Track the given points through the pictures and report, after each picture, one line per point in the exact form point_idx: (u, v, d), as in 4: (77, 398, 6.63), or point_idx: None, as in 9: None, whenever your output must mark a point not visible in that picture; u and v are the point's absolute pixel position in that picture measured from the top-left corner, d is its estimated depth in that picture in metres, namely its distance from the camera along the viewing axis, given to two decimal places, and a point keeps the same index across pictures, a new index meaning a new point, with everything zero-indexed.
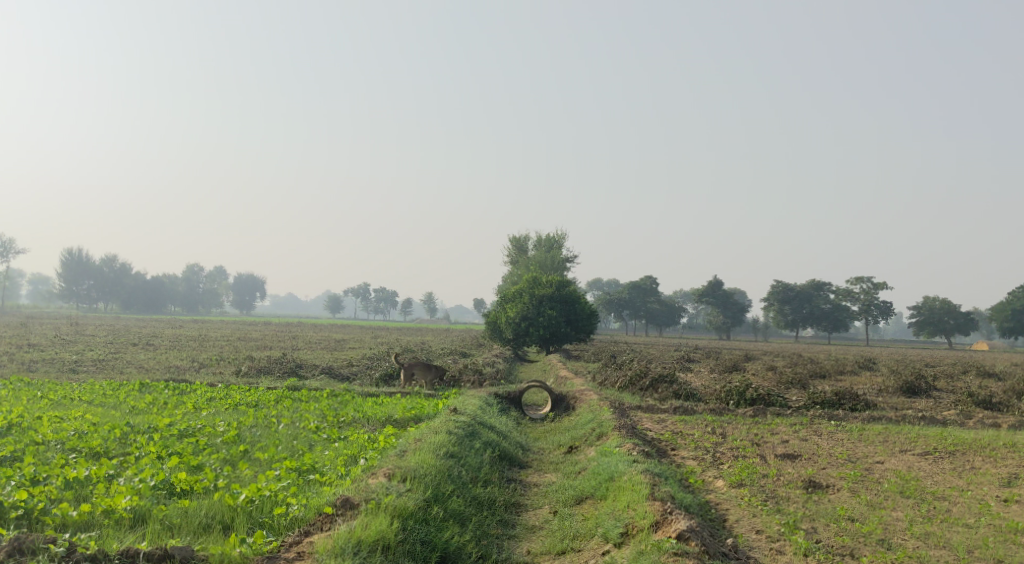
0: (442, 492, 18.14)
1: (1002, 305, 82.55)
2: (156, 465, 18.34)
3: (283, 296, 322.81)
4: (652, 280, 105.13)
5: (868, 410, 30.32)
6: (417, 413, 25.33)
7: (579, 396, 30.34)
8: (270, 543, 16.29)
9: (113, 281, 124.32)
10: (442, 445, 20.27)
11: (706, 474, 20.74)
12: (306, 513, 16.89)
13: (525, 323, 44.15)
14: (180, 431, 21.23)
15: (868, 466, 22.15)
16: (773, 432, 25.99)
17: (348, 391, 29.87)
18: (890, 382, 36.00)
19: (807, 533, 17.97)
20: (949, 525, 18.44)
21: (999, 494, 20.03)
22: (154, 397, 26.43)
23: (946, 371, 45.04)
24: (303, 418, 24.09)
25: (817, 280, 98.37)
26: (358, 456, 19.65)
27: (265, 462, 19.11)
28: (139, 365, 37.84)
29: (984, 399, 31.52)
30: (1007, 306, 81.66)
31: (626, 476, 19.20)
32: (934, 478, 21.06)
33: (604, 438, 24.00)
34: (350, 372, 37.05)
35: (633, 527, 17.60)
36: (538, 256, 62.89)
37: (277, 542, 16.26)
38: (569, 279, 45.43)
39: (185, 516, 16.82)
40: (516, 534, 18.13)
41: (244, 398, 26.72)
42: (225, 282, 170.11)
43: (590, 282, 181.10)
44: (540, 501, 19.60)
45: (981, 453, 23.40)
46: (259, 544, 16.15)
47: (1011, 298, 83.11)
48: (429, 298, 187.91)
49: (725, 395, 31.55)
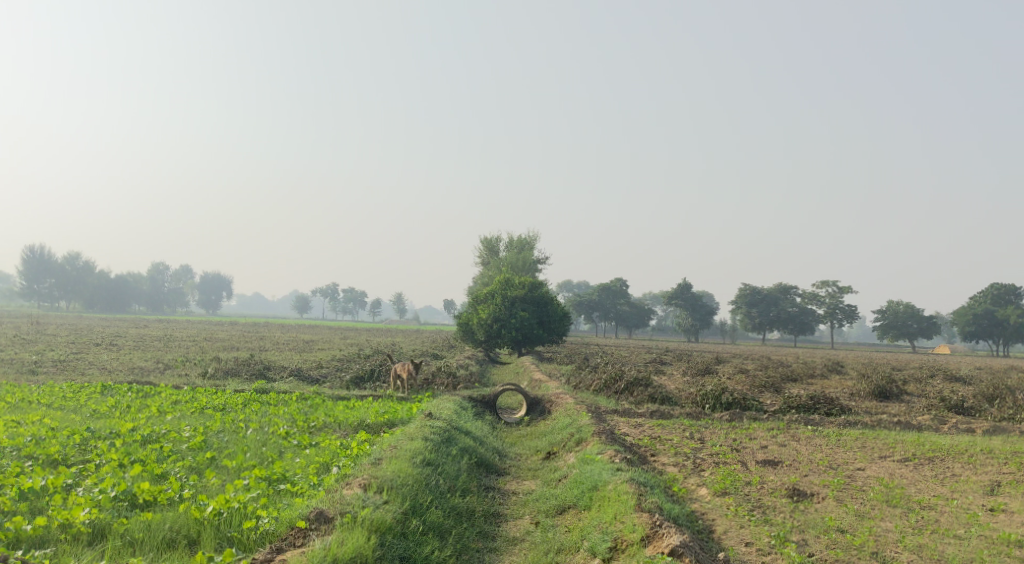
0: (420, 503, 17.35)
1: (964, 309, 82.52)
2: (118, 474, 17.43)
3: (250, 296, 319.79)
4: (622, 283, 104.78)
5: (842, 415, 29.78)
6: (391, 418, 24.50)
7: (554, 399, 29.61)
8: (239, 561, 15.48)
9: (75, 279, 122.12)
10: (418, 453, 19.45)
11: (689, 481, 19.91)
12: (277, 526, 16.06)
13: (497, 324, 43.36)
14: (144, 437, 20.30)
15: (850, 473, 21.57)
16: (752, 437, 25.35)
17: (316, 395, 28.98)
18: (862, 387, 35.50)
19: (798, 546, 17.33)
20: (939, 537, 17.73)
21: (985, 503, 19.09)
22: (116, 399, 25.44)
23: (913, 375, 44.70)
24: (272, 422, 23.23)
25: (784, 283, 98.11)
26: (331, 464, 18.80)
27: (233, 471, 18.25)
28: (101, 366, 36.65)
29: (956, 403, 31.06)
30: (968, 310, 81.62)
31: (610, 485, 18.44)
32: (917, 485, 20.16)
33: (583, 444, 23.25)
34: (319, 374, 36.11)
35: (621, 541, 16.89)
36: (509, 257, 62.16)
37: (247, 560, 15.45)
38: (541, 281, 44.76)
39: (148, 530, 15.97)
40: (497, 547, 17.35)
41: (211, 402, 25.82)
42: (192, 282, 167.40)
43: (559, 284, 180.62)
44: (520, 511, 18.81)
45: (960, 459, 22.88)
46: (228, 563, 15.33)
47: (973, 303, 83.05)
48: (398, 299, 186.47)
49: (701, 399, 30.93)
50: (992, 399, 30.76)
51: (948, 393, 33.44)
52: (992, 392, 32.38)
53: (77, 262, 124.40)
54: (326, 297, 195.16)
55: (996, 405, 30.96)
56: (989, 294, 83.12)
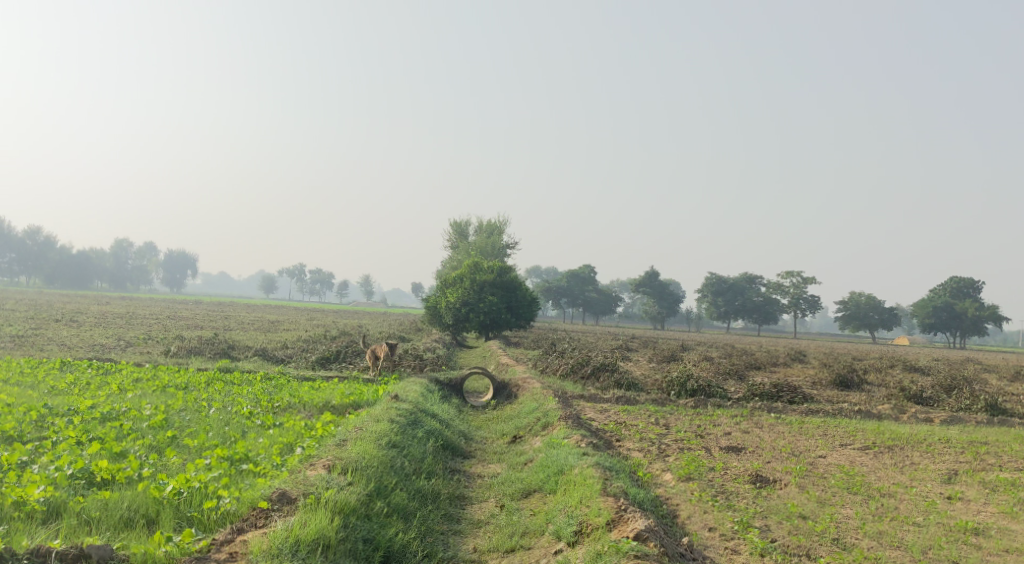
0: (385, 485, 17.21)
1: (924, 302, 82.94)
2: (75, 452, 17.18)
3: (216, 275, 317.51)
4: (590, 270, 104.99)
5: (805, 403, 29.90)
6: (356, 399, 24.35)
7: (521, 384, 29.51)
8: (199, 541, 15.28)
9: (35, 254, 120.83)
10: (384, 435, 19.31)
11: (653, 466, 19.87)
12: (239, 507, 15.87)
13: (465, 308, 43.21)
14: (103, 415, 20.04)
15: (812, 460, 21.63)
16: (716, 424, 25.38)
17: (282, 375, 28.75)
18: (824, 376, 35.68)
19: (761, 532, 17.25)
20: (899, 524, 17.66)
21: (942, 491, 19.10)
22: (75, 376, 25.14)
23: (874, 365, 45.02)
24: (236, 402, 23.01)
25: (749, 273, 98.52)
26: (295, 445, 18.61)
27: (195, 450, 18.03)
28: (62, 342, 36.23)
29: (915, 393, 31.27)
30: (929, 302, 82.15)
31: (576, 469, 18.37)
32: (878, 473, 20.22)
33: (549, 429, 23.18)
34: (284, 354, 35.88)
35: (586, 525, 16.79)
36: (478, 242, 62.01)
37: (207, 541, 15.25)
38: (511, 266, 44.61)
39: (105, 509, 15.74)
40: (462, 530, 17.25)
41: (174, 380, 25.54)
42: (156, 260, 165.93)
43: (528, 269, 180.60)
44: (485, 494, 18.70)
45: (919, 449, 22.99)
46: (187, 544, 15.14)
47: (932, 296, 83.73)
48: (366, 281, 185.72)
49: (667, 386, 30.98)
50: (950, 389, 30.94)
51: (908, 383, 33.66)
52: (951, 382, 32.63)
53: (37, 237, 122.96)
54: (293, 278, 194.07)
55: (953, 394, 31.16)
56: (949, 287, 83.87)
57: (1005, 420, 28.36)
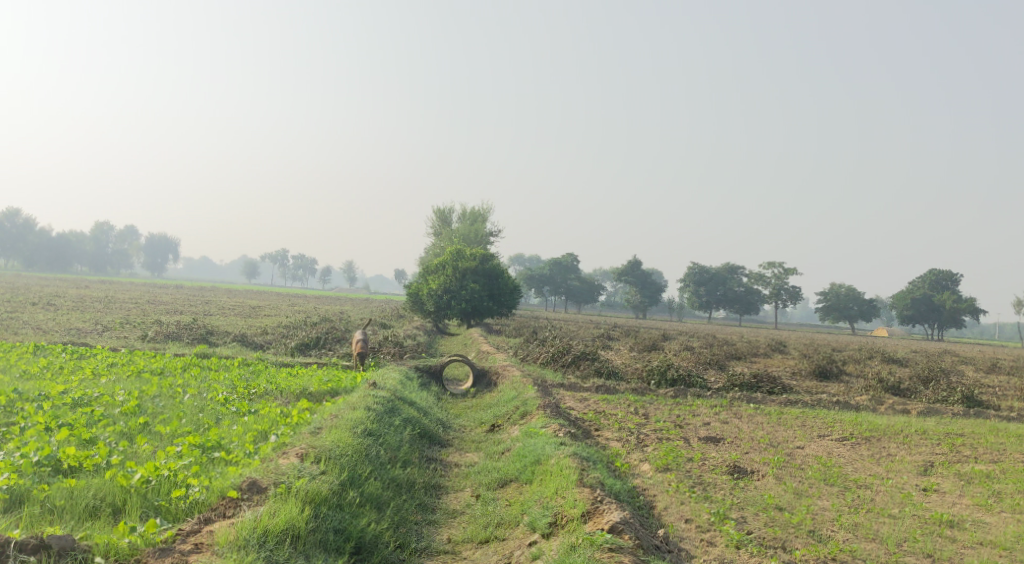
0: (359, 474, 17.01)
1: (903, 294, 83.15)
2: (44, 438, 16.91)
3: (198, 259, 315.83)
4: (573, 258, 104.94)
5: (784, 394, 29.84)
6: (334, 386, 24.12)
7: (501, 372, 29.32)
8: (164, 532, 15.06)
9: (13, 237, 119.88)
10: (360, 423, 19.07)
11: (631, 457, 19.70)
12: (208, 496, 15.67)
13: (447, 295, 42.99)
14: (74, 400, 19.74)
15: (790, 451, 21.53)
16: (695, 414, 25.26)
17: (260, 361, 28.49)
18: (803, 367, 35.64)
19: (737, 524, 17.09)
20: (874, 516, 17.53)
21: (919, 483, 19.00)
22: (48, 360, 24.80)
23: (852, 356, 45.06)
24: (212, 388, 22.74)
25: (731, 263, 98.55)
26: (269, 433, 18.38)
27: (166, 438, 17.77)
28: (38, 327, 35.84)
29: (893, 385, 31.27)
30: (908, 294, 82.37)
31: (553, 459, 18.19)
32: (855, 465, 20.12)
33: (528, 417, 23.00)
34: (263, 340, 35.61)
35: (561, 517, 16.63)
36: (461, 229, 61.73)
37: (172, 532, 15.02)
38: (493, 253, 44.40)
39: (71, 498, 15.48)
40: (436, 520, 17.07)
41: (149, 365, 25.26)
42: (137, 243, 164.66)
43: (512, 257, 180.28)
44: (461, 483, 18.51)
45: (895, 440, 22.93)
46: (152, 534, 14.91)
47: (911, 288, 83.98)
48: (349, 267, 185.15)
49: (647, 375, 30.87)
50: (928, 381, 30.93)
51: (886, 374, 33.66)
52: (929, 374, 32.63)
53: (16, 219, 122.00)
54: (275, 264, 193.29)
55: (931, 386, 31.16)
56: (928, 279, 84.17)
57: (982, 412, 28.38)
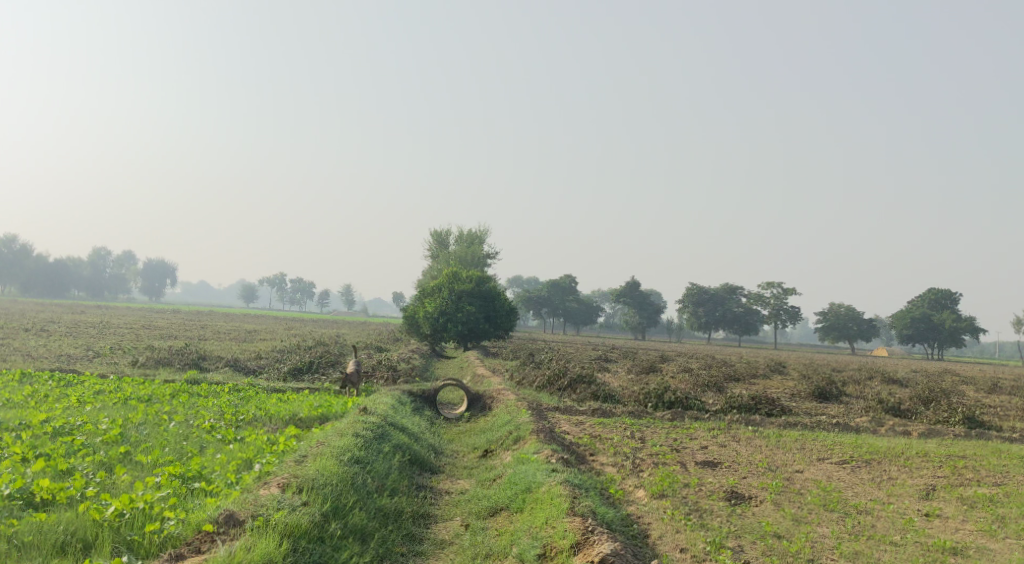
0: (343, 505, 16.54)
1: (902, 313, 82.72)
2: (19, 469, 16.50)
3: (196, 284, 315.69)
4: (572, 279, 104.53)
5: (783, 416, 29.36)
6: (324, 412, 23.66)
7: (495, 396, 28.81)
8: None
9: (11, 262, 119.41)
10: (347, 450, 18.58)
11: (626, 482, 19.17)
12: (183, 529, 15.21)
13: (444, 318, 42.52)
14: (55, 429, 19.30)
15: (788, 476, 21.05)
16: (692, 438, 24.78)
17: (251, 387, 27.98)
18: (802, 388, 35.16)
19: (733, 553, 16.59)
20: (876, 544, 17.03)
21: (920, 508, 18.49)
22: (34, 388, 24.36)
23: (852, 376, 44.51)
24: (198, 415, 22.25)
25: (730, 283, 98.08)
26: (254, 461, 17.92)
27: (147, 467, 17.33)
28: (28, 353, 35.34)
29: (893, 406, 30.81)
30: (907, 313, 81.92)
31: (544, 487, 17.70)
32: (854, 489, 19.63)
33: (521, 443, 22.51)
34: (257, 364, 35.11)
35: (551, 548, 16.18)
36: (459, 251, 61.32)
37: None
38: (489, 275, 43.98)
39: (40, 533, 15.06)
40: (422, 551, 16.56)
41: (136, 392, 24.80)
42: (135, 268, 163.99)
43: (511, 279, 179.83)
44: (450, 512, 18.01)
45: (896, 463, 22.46)
46: None
47: (910, 307, 83.67)
48: (347, 290, 184.77)
49: (643, 398, 30.40)
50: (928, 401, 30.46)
51: (887, 395, 33.16)
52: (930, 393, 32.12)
53: (13, 244, 121.53)
54: (274, 288, 192.76)
55: (932, 407, 30.69)
56: (927, 299, 83.85)
57: (983, 433, 27.92)
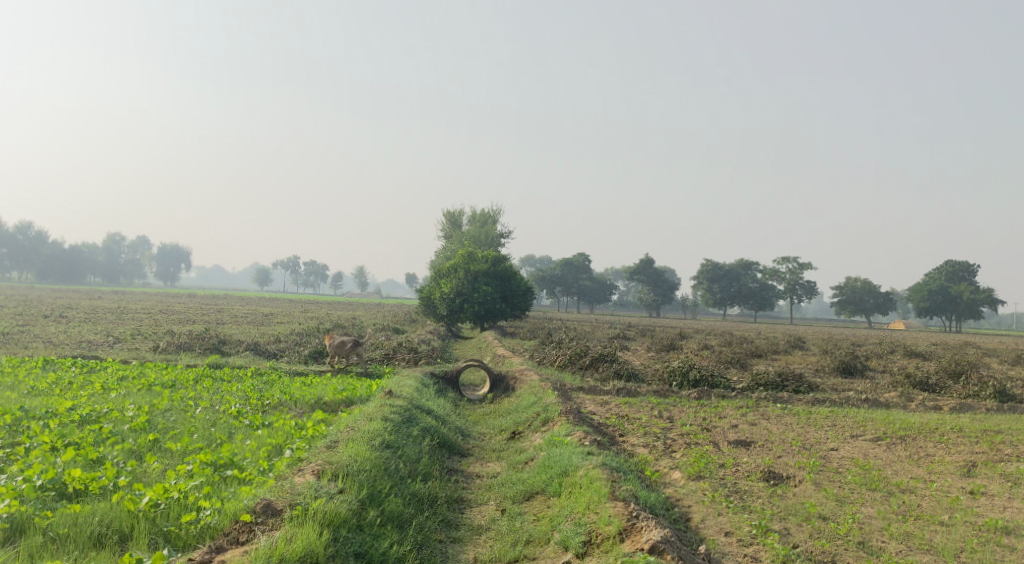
0: (379, 491, 16.29)
1: (919, 286, 81.97)
2: (49, 459, 16.33)
3: (209, 268, 316.26)
4: (585, 258, 103.98)
5: (811, 393, 28.96)
6: (349, 395, 23.37)
7: (519, 376, 28.45)
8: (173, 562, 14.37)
9: (29, 249, 120.26)
10: (377, 434, 18.30)
11: (661, 464, 18.83)
12: (220, 520, 14.97)
13: (460, 299, 42.20)
14: (82, 417, 19.06)
15: (824, 454, 20.70)
16: (721, 416, 24.40)
17: (273, 371, 27.71)
18: (826, 363, 34.70)
19: (782, 537, 16.27)
20: (925, 524, 16.68)
21: (964, 486, 18.12)
22: (58, 375, 24.16)
23: (873, 350, 44.07)
24: (224, 400, 21.98)
25: (745, 259, 97.38)
26: (284, 446, 17.67)
27: (177, 455, 17.11)
28: (48, 339, 35.14)
29: (921, 380, 30.34)
30: (924, 286, 81.15)
31: (582, 471, 17.40)
32: (894, 466, 19.26)
33: (550, 425, 22.18)
34: (277, 348, 34.83)
35: (595, 535, 15.91)
36: (472, 231, 60.96)
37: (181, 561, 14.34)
38: (505, 255, 43.60)
39: (75, 525, 14.85)
40: (460, 537, 16.30)
41: (160, 378, 24.56)
42: (149, 253, 164.20)
43: (524, 258, 179.33)
44: (484, 496, 17.71)
45: (932, 439, 22.05)
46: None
47: (927, 279, 82.96)
48: (359, 272, 184.38)
49: (668, 376, 29.99)
50: (957, 375, 29.99)
51: (913, 369, 32.68)
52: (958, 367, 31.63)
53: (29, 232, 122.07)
54: (286, 271, 192.54)
55: (961, 381, 30.22)
56: (944, 271, 83.13)
57: (1015, 406, 27.44)
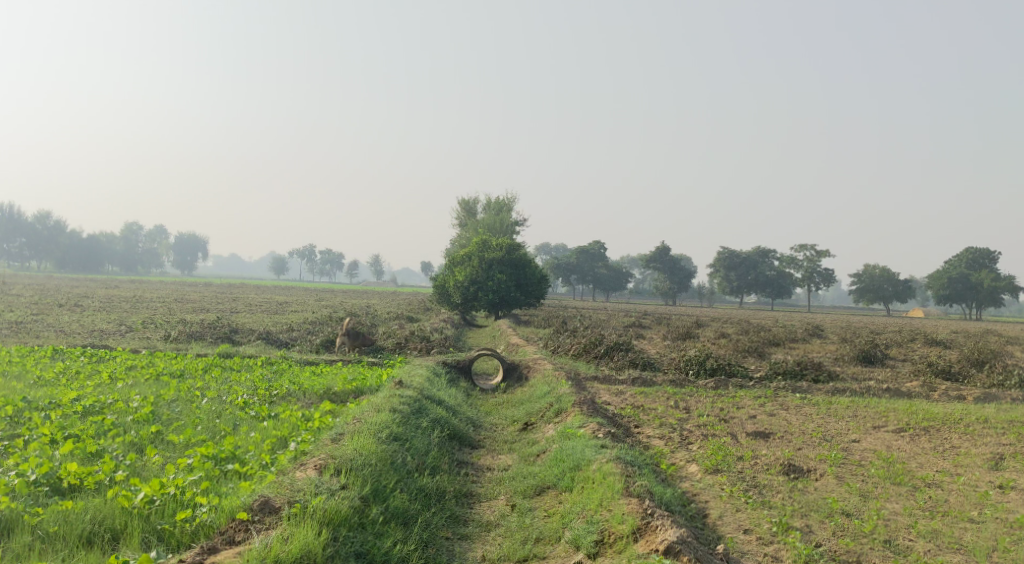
0: (383, 487, 15.75)
1: (939, 274, 80.88)
2: (46, 453, 15.86)
3: (225, 257, 316.75)
4: (601, 245, 103.21)
5: (831, 381, 28.29)
6: (359, 386, 22.83)
7: (532, 364, 27.84)
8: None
9: (47, 238, 120.41)
10: (384, 426, 17.73)
11: (677, 456, 18.25)
12: (216, 517, 14.47)
13: (474, 287, 41.63)
14: (85, 407, 18.60)
15: (846, 446, 20.05)
16: (739, 407, 23.77)
17: (283, 360, 27.20)
18: (846, 351, 33.96)
19: (804, 535, 15.66)
20: (953, 521, 16.04)
21: (993, 480, 17.46)
22: (65, 365, 23.75)
23: (892, 338, 43.27)
24: (232, 390, 21.47)
25: (762, 246, 96.45)
26: (289, 439, 17.13)
27: (179, 448, 16.61)
28: (61, 329, 34.76)
29: (944, 368, 29.57)
30: (944, 274, 80.07)
31: (595, 465, 16.82)
32: (918, 459, 18.61)
33: (563, 415, 21.61)
34: (289, 337, 34.36)
35: (608, 534, 15.36)
36: (487, 219, 60.34)
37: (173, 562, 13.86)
38: (521, 243, 42.96)
39: (66, 523, 14.38)
40: (468, 534, 15.75)
41: (169, 367, 24.10)
42: (165, 243, 164.12)
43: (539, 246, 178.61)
44: (494, 490, 17.14)
45: (957, 430, 21.36)
46: None
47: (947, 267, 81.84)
48: (376, 260, 184.01)
49: (684, 365, 29.33)
50: (980, 364, 29.25)
51: (934, 357, 31.93)
52: (981, 357, 30.84)
53: (47, 221, 122.03)
54: (302, 259, 192.09)
55: (984, 370, 29.45)
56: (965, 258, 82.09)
57: None
